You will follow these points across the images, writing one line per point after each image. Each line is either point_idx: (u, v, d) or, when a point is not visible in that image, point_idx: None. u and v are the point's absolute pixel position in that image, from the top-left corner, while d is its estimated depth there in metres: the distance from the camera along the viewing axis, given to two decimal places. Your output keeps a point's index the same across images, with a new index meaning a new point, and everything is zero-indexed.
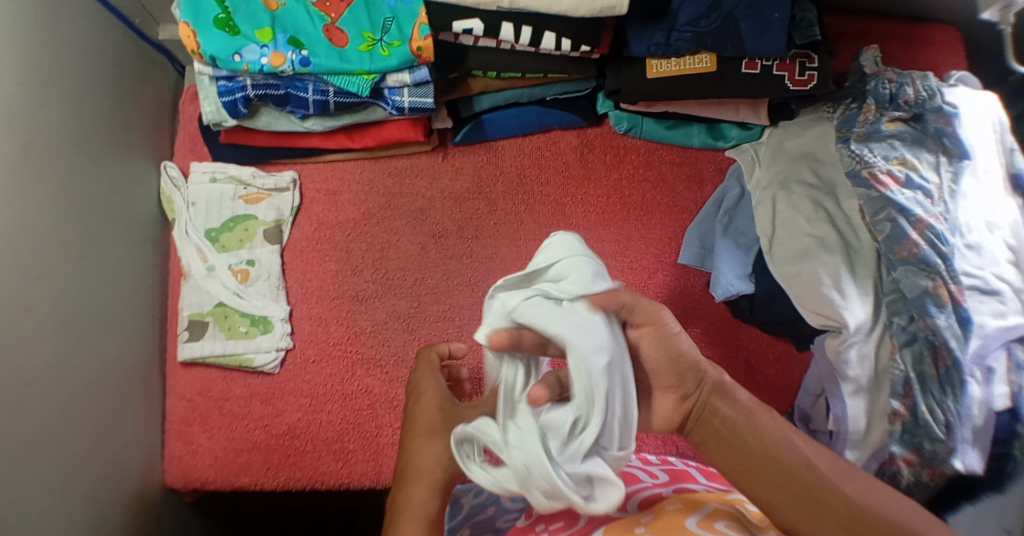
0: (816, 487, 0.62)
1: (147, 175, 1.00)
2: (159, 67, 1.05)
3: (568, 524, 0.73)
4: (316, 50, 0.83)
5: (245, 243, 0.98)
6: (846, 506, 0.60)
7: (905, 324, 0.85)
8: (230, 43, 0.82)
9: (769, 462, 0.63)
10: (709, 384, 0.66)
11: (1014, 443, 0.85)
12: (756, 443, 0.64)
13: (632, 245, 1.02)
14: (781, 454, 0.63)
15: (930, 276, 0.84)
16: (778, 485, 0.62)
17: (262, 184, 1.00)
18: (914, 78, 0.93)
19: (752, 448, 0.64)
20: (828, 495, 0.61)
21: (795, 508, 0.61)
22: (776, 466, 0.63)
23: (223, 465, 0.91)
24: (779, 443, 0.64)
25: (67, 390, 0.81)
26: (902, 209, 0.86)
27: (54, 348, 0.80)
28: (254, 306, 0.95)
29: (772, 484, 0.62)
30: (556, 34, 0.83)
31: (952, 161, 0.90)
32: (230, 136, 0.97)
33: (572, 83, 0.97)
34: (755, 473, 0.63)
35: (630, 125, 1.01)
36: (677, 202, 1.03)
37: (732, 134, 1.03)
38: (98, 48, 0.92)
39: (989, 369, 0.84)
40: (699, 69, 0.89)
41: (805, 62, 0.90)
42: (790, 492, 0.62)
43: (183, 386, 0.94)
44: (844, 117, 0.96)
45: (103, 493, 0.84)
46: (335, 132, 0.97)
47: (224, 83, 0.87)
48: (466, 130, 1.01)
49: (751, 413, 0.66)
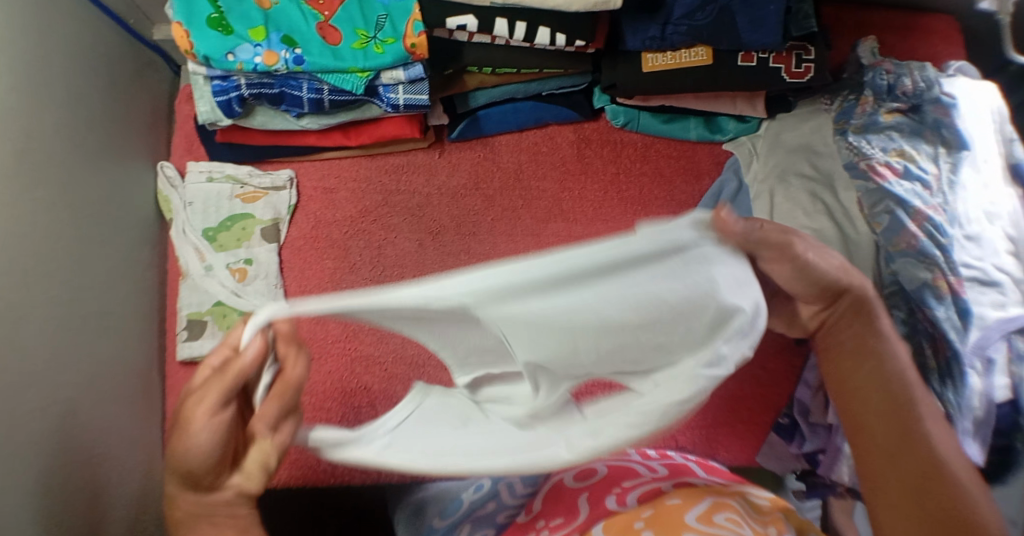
0: (910, 437, 0.61)
1: (144, 175, 0.99)
2: (154, 67, 1.05)
3: (568, 522, 0.74)
4: (310, 48, 0.82)
5: (243, 242, 0.98)
6: (926, 466, 0.60)
7: (905, 316, 0.85)
8: (223, 42, 0.82)
9: (874, 391, 0.63)
10: (851, 309, 0.63)
11: (1016, 435, 0.84)
12: (873, 375, 0.63)
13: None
14: (894, 388, 0.62)
15: (929, 267, 0.83)
16: (876, 414, 0.62)
17: (259, 184, 1.00)
18: (912, 69, 0.93)
19: (866, 379, 0.63)
20: (916, 446, 0.61)
21: (884, 442, 0.62)
22: (880, 396, 0.62)
23: None
24: (899, 377, 0.63)
25: (67, 392, 0.81)
26: (900, 201, 0.86)
27: (52, 349, 0.80)
28: (252, 305, 0.94)
29: (873, 410, 0.62)
30: (551, 29, 0.83)
31: (951, 152, 0.90)
32: (226, 134, 0.97)
33: (568, 79, 0.97)
34: (862, 401, 0.63)
35: (626, 118, 1.02)
36: (675, 197, 1.02)
37: (729, 127, 1.03)
38: (92, 48, 0.92)
39: (989, 361, 0.83)
40: (695, 62, 0.89)
41: (802, 54, 0.90)
42: (889, 427, 0.62)
43: (183, 386, 0.94)
44: (841, 110, 0.96)
45: (105, 494, 0.84)
46: (332, 129, 0.98)
47: (218, 82, 0.86)
48: (462, 126, 1.01)
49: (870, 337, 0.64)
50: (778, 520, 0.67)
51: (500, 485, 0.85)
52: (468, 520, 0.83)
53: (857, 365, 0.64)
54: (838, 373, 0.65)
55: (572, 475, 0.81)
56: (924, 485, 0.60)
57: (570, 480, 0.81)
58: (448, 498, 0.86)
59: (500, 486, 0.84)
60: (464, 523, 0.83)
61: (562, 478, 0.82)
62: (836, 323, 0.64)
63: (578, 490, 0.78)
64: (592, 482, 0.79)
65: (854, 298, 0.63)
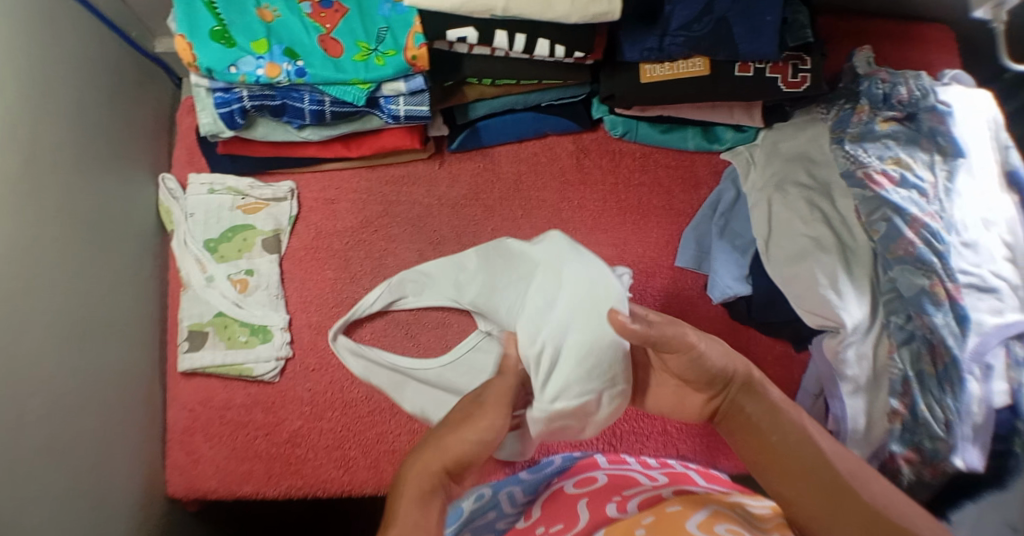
0: (838, 486, 0.64)
1: (145, 186, 1.00)
2: (156, 79, 1.06)
3: (568, 528, 0.74)
4: (312, 61, 0.83)
5: (244, 253, 0.98)
6: (866, 511, 0.62)
7: (902, 322, 0.85)
8: (226, 55, 0.82)
9: (792, 458, 0.67)
10: (741, 383, 0.71)
11: (1014, 439, 0.86)
12: (791, 446, 0.67)
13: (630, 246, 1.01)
14: (806, 452, 0.66)
15: (926, 274, 0.84)
16: (798, 477, 0.66)
17: (260, 195, 1.00)
18: (907, 78, 0.94)
19: (780, 448, 0.67)
20: (852, 500, 0.63)
21: (811, 505, 0.64)
22: (798, 461, 0.66)
23: (225, 474, 0.91)
24: (807, 439, 0.67)
25: (70, 403, 0.81)
26: (897, 209, 0.87)
27: (56, 359, 0.80)
28: (254, 316, 0.95)
29: (794, 480, 0.66)
30: (550, 40, 0.84)
31: (947, 159, 0.91)
32: (228, 147, 0.98)
33: (566, 90, 0.98)
34: (780, 471, 0.67)
35: (625, 128, 1.02)
36: (674, 205, 1.03)
37: (726, 136, 1.03)
38: (95, 61, 0.93)
39: (988, 367, 0.84)
40: (693, 73, 0.90)
41: (798, 64, 0.91)
42: (814, 488, 0.64)
43: (185, 396, 0.94)
44: (838, 118, 0.97)
45: (107, 504, 0.84)
46: (332, 141, 0.98)
47: (220, 95, 0.87)
48: (462, 137, 1.02)
49: (775, 411, 0.70)
50: (781, 527, 0.67)
51: (500, 496, 0.86)
52: (466, 529, 0.82)
53: (769, 435, 0.69)
54: (753, 447, 0.70)
55: (572, 483, 0.82)
56: (874, 528, 0.61)
57: (570, 488, 0.81)
58: None
59: (501, 496, 0.86)
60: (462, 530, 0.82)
61: (562, 485, 0.83)
62: (727, 402, 0.72)
63: (577, 496, 0.79)
64: (591, 489, 0.79)
65: (736, 379, 0.71)
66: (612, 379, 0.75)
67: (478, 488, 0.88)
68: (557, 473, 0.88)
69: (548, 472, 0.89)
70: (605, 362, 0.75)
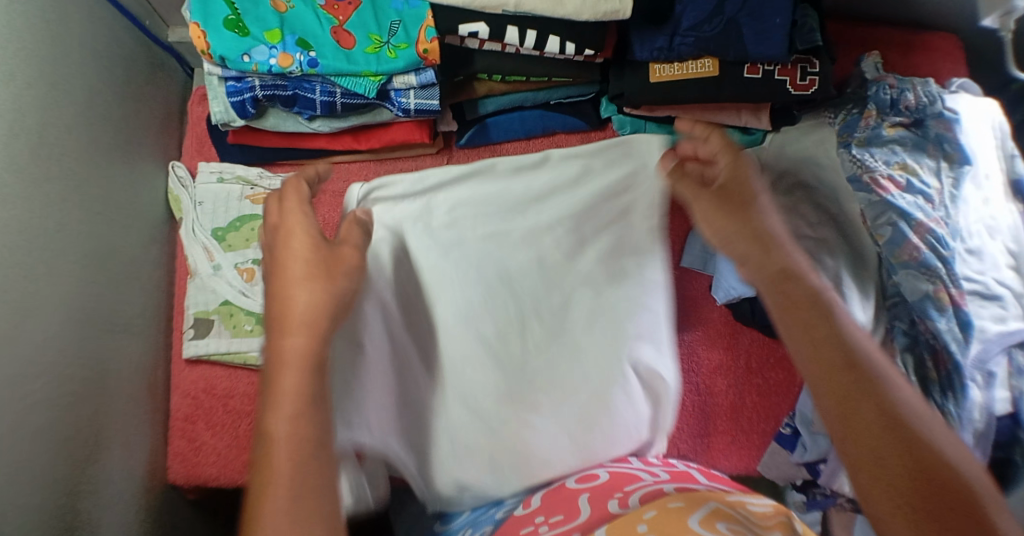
0: (895, 435, 0.55)
1: (155, 174, 1.01)
2: (168, 69, 1.07)
3: (567, 519, 0.70)
4: (324, 52, 0.84)
5: (251, 242, 0.98)
6: (911, 453, 0.54)
7: (906, 328, 0.87)
8: (239, 43, 0.83)
9: (852, 392, 0.58)
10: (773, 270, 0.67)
11: (1015, 448, 0.86)
12: (840, 365, 0.59)
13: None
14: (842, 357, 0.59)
15: (931, 280, 0.84)
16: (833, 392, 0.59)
17: (269, 185, 1.01)
18: (915, 84, 0.95)
19: (828, 363, 0.60)
20: (902, 439, 0.55)
21: (855, 451, 0.56)
22: (860, 401, 0.57)
23: (229, 463, 0.92)
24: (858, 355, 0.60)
25: (73, 385, 0.82)
26: (903, 214, 0.87)
27: (62, 341, 0.81)
28: (259, 305, 0.95)
29: (855, 421, 0.57)
30: (560, 38, 0.84)
31: (953, 166, 0.91)
32: (238, 136, 0.99)
33: (574, 88, 1.00)
34: (841, 413, 0.58)
35: (633, 128, 1.03)
36: (680, 206, 1.03)
37: (734, 139, 1.04)
38: (108, 49, 0.94)
39: (990, 374, 0.84)
40: (701, 74, 0.90)
41: (806, 67, 0.91)
42: (864, 416, 0.57)
43: (187, 383, 0.94)
44: (845, 123, 0.97)
45: (106, 487, 0.84)
46: (341, 134, 0.99)
47: (233, 84, 0.88)
48: (470, 133, 1.02)
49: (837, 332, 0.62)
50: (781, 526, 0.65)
51: None
52: None
53: (824, 341, 0.61)
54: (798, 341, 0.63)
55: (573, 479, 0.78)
56: (921, 475, 0.53)
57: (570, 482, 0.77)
58: None
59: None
60: (465, 528, 0.77)
61: (563, 481, 0.78)
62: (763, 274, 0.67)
63: (578, 491, 0.75)
64: (593, 484, 0.76)
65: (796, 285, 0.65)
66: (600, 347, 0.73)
67: None
68: None
69: None
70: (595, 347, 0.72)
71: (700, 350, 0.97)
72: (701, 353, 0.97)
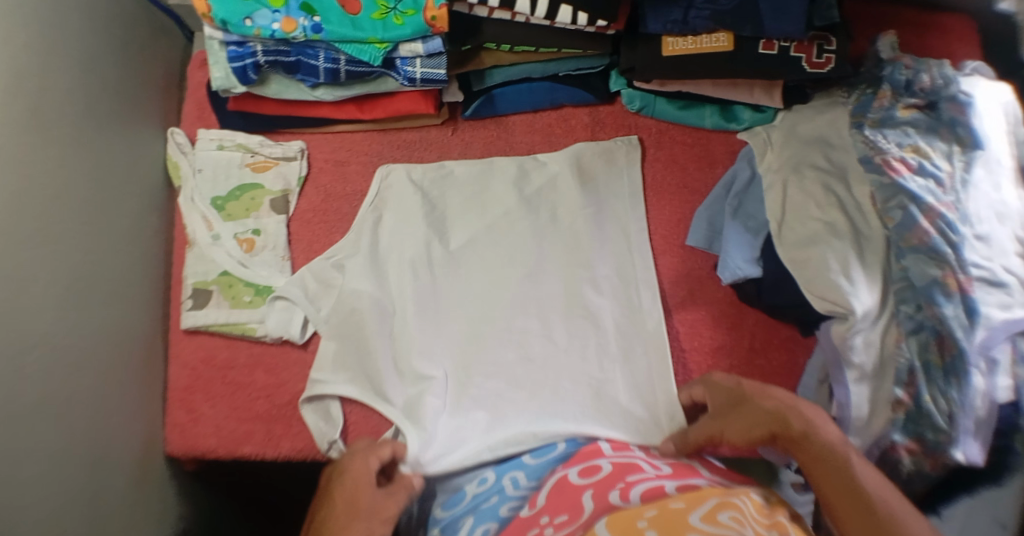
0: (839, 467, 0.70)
1: (154, 141, 0.99)
2: (168, 33, 1.04)
3: (572, 519, 0.70)
4: (329, 16, 0.82)
5: (251, 212, 0.97)
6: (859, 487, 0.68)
7: (912, 312, 0.84)
8: (240, 6, 0.81)
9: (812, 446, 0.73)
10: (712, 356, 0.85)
11: (1015, 436, 0.86)
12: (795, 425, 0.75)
13: (633, 213, 1.00)
14: (823, 450, 0.71)
15: (939, 265, 0.83)
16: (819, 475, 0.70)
17: (270, 153, 1.00)
18: (931, 65, 0.93)
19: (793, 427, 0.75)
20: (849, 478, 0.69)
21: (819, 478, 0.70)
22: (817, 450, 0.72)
23: (225, 434, 0.90)
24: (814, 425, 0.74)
25: (71, 354, 0.81)
26: (914, 197, 0.85)
27: (60, 309, 0.80)
28: (258, 276, 0.94)
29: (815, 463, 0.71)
30: (573, 7, 0.82)
31: (965, 151, 0.89)
32: (239, 103, 0.98)
33: (585, 60, 0.97)
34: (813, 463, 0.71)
35: (642, 103, 1.02)
36: (687, 184, 1.02)
37: (744, 116, 1.02)
38: (106, 11, 0.92)
39: (993, 361, 0.83)
40: (715, 48, 0.89)
41: (823, 44, 0.89)
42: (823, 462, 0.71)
43: (186, 354, 0.93)
44: (859, 103, 0.95)
45: (103, 457, 0.83)
46: (345, 102, 0.98)
47: (234, 49, 0.85)
48: (476, 105, 1.01)
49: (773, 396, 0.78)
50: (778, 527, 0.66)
51: (503, 481, 0.83)
52: (471, 513, 0.79)
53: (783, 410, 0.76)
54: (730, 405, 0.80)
55: (576, 472, 0.79)
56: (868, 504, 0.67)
57: (575, 477, 0.78)
58: (453, 491, 0.85)
59: (503, 481, 0.83)
60: (466, 515, 0.80)
61: (566, 473, 0.79)
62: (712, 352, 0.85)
63: (582, 487, 0.76)
64: (596, 479, 0.77)
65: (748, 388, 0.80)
66: (570, 326, 0.94)
67: (482, 472, 0.85)
68: (560, 461, 0.84)
69: (551, 458, 0.84)
70: (567, 327, 0.94)
71: (703, 330, 0.96)
72: (704, 333, 0.96)
